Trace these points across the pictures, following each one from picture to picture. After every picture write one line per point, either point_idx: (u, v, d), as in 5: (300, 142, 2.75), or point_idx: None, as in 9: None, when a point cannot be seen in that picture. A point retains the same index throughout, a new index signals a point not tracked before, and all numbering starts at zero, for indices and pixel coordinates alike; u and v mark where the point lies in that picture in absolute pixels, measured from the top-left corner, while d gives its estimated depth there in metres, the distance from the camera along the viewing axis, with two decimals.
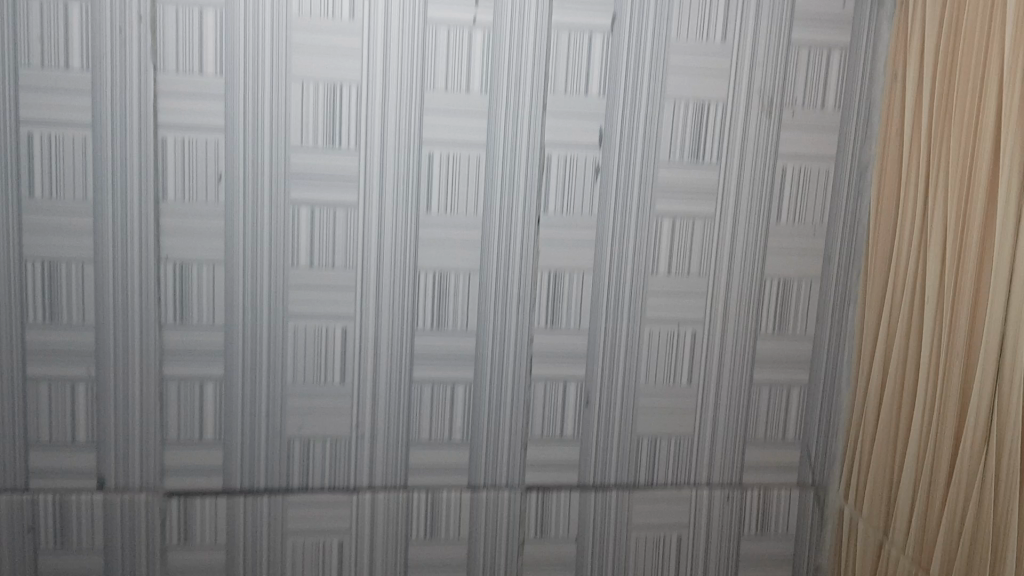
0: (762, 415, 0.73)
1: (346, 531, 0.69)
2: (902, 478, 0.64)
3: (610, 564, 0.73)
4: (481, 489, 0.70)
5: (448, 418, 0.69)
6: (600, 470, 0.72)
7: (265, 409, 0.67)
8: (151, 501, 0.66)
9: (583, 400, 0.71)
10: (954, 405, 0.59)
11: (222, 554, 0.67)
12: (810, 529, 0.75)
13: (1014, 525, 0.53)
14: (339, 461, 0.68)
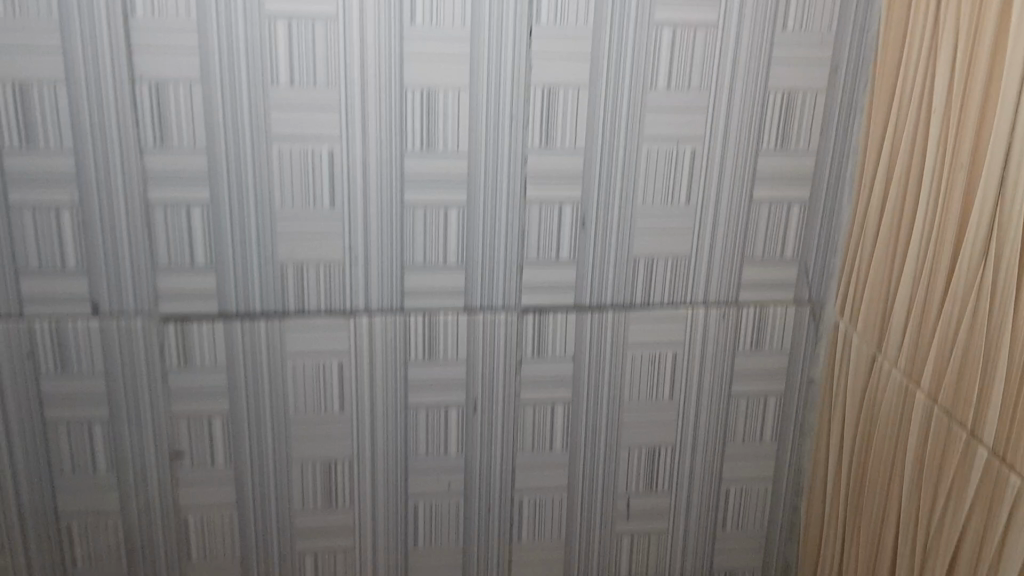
0: (763, 233, 0.71)
1: (344, 354, 0.69)
2: (898, 295, 0.64)
3: (607, 383, 0.73)
4: (478, 312, 0.70)
5: (442, 241, 0.68)
6: (597, 290, 0.71)
7: (256, 234, 0.66)
8: (148, 326, 0.66)
9: (579, 221, 0.69)
10: (953, 221, 0.58)
11: (223, 376, 0.68)
12: (808, 345, 0.74)
13: (1006, 337, 0.54)
14: (334, 285, 0.67)
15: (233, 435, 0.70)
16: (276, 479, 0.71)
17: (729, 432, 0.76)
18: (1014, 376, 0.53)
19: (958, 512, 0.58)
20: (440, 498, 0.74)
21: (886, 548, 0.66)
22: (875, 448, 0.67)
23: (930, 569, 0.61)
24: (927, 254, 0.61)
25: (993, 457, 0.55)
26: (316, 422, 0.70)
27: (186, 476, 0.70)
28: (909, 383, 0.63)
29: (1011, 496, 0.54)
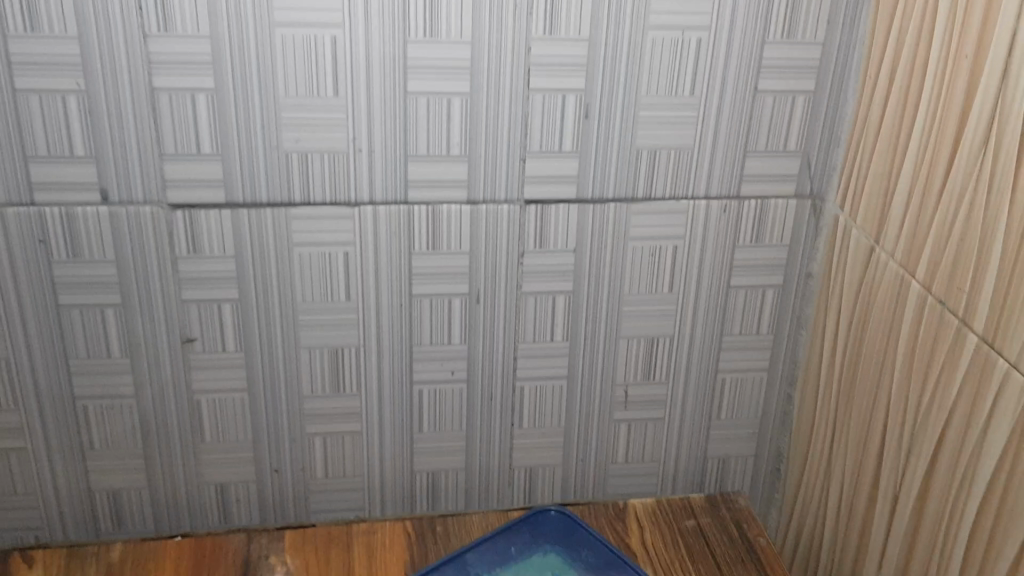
0: (765, 126, 0.71)
1: (349, 244, 0.70)
2: (897, 187, 0.64)
3: (607, 275, 0.74)
4: (482, 204, 0.70)
5: (445, 131, 0.68)
6: (599, 183, 0.71)
7: (260, 123, 0.66)
8: (156, 213, 0.68)
9: (582, 112, 0.69)
10: (955, 112, 0.58)
11: (232, 263, 0.70)
12: (807, 239, 0.75)
13: (1001, 225, 0.54)
14: (338, 175, 0.68)
15: (242, 321, 0.72)
16: (284, 365, 0.73)
17: (727, 324, 0.77)
18: (1006, 263, 0.54)
19: (946, 396, 0.60)
20: (444, 386, 0.76)
21: (875, 433, 0.68)
22: (868, 339, 0.69)
23: (917, 451, 0.63)
24: (928, 146, 0.61)
25: (982, 342, 0.57)
26: (323, 310, 0.72)
27: (197, 361, 0.72)
28: (905, 273, 0.64)
29: (997, 378, 0.55)
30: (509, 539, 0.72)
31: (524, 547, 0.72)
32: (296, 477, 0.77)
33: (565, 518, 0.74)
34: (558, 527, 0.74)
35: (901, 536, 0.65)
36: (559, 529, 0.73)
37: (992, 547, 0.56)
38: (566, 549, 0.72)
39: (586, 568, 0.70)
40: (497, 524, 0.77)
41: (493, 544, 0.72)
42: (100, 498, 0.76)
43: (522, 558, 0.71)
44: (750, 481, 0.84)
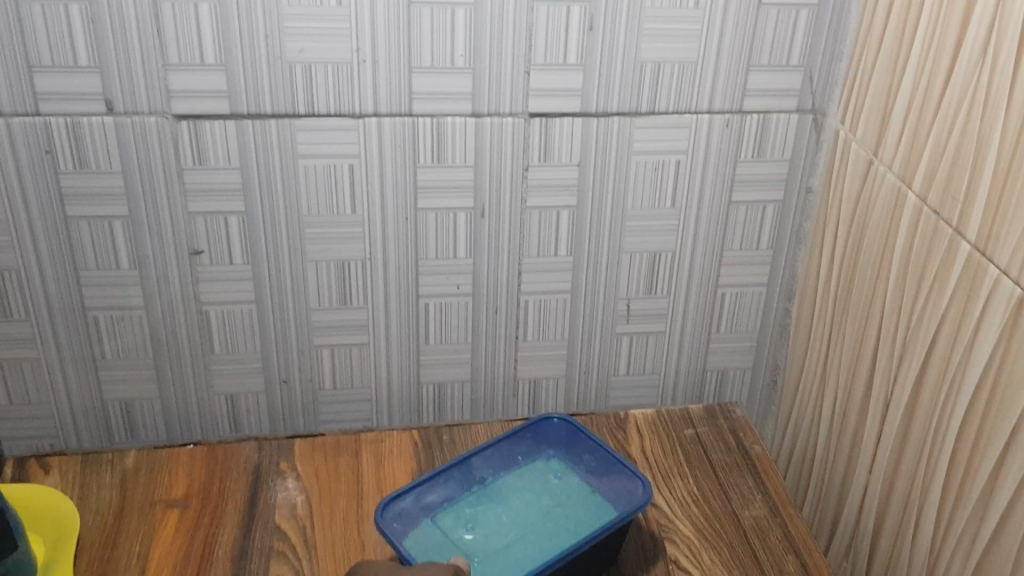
0: (771, 38, 0.71)
1: (354, 156, 0.71)
2: (898, 99, 0.65)
3: (611, 190, 0.75)
4: (486, 116, 0.71)
5: (449, 42, 0.67)
6: (603, 97, 0.71)
7: (263, 33, 0.66)
8: (162, 124, 0.68)
9: (587, 24, 0.68)
10: (956, 22, 0.58)
11: (237, 175, 0.70)
12: (808, 154, 0.76)
13: (996, 134, 0.55)
14: (342, 86, 0.68)
15: (249, 234, 0.73)
16: (291, 278, 0.75)
17: (727, 239, 0.78)
18: (1000, 171, 0.55)
19: (937, 306, 0.62)
20: (449, 299, 0.77)
21: (869, 344, 0.70)
22: (865, 252, 0.70)
23: (908, 361, 0.65)
24: (929, 56, 0.61)
25: (974, 251, 0.58)
26: (328, 223, 0.73)
27: (205, 273, 0.74)
28: (902, 186, 0.65)
29: (988, 286, 0.57)
30: (514, 445, 0.74)
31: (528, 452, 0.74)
32: (305, 387, 0.80)
33: (568, 424, 0.76)
34: (560, 433, 0.76)
35: (891, 443, 0.67)
36: (561, 434, 0.75)
37: (977, 449, 0.58)
38: (568, 455, 0.74)
39: (588, 472, 0.72)
40: (501, 432, 0.79)
41: (498, 449, 0.74)
42: (112, 407, 0.78)
43: (527, 463, 0.73)
44: (747, 393, 0.87)
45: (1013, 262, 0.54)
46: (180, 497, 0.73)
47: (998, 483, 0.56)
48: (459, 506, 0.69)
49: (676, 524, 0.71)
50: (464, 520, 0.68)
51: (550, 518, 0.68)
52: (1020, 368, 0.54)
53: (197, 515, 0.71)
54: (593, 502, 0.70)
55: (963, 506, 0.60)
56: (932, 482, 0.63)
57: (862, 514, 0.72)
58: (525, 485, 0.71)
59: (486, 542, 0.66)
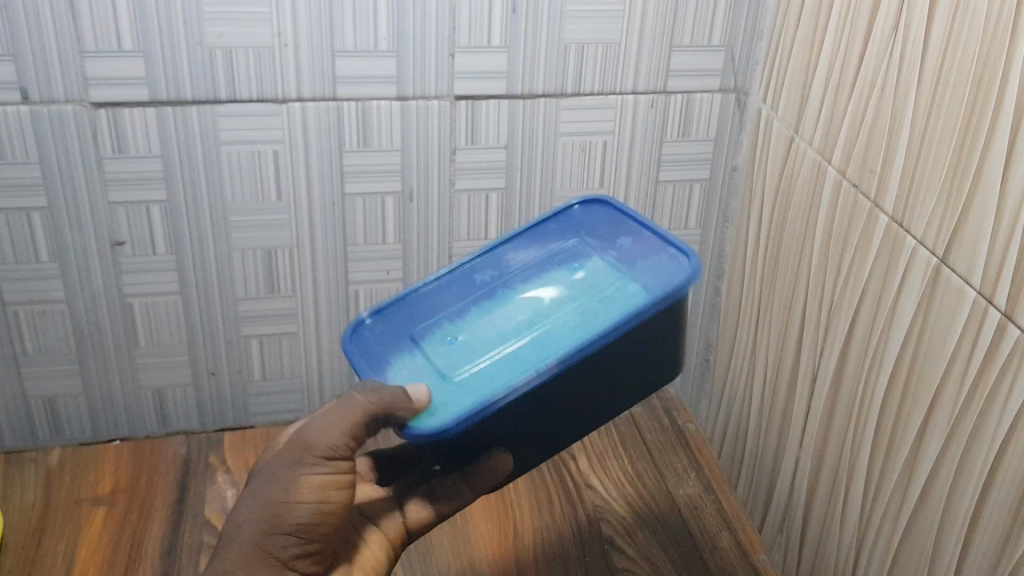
0: (692, 20, 0.72)
1: (278, 142, 0.70)
2: (816, 73, 0.66)
3: (539, 172, 0.76)
4: (411, 100, 0.70)
5: (371, 23, 0.67)
6: (529, 79, 0.71)
7: (182, 18, 0.64)
8: (79, 112, 0.66)
9: (510, 7, 0.68)
10: None
11: (159, 163, 0.69)
12: (731, 132, 0.77)
13: (909, 104, 0.56)
14: (265, 71, 0.67)
15: (171, 222, 0.72)
16: (217, 267, 0.74)
17: (656, 220, 0.80)
18: (913, 141, 0.55)
19: (859, 276, 0.62)
20: (379, 285, 0.77)
21: (796, 316, 0.71)
22: (789, 226, 0.71)
23: (832, 334, 0.66)
24: (845, 31, 0.62)
25: (892, 223, 0.58)
26: (254, 211, 0.72)
27: (127, 263, 0.73)
28: (822, 160, 0.66)
29: (907, 254, 0.57)
30: (537, 227, 0.66)
31: (557, 228, 0.66)
32: (233, 380, 0.80)
33: (604, 209, 0.66)
34: (594, 216, 0.66)
35: (820, 416, 0.68)
36: (598, 225, 0.65)
37: (899, 420, 0.59)
38: (613, 237, 0.63)
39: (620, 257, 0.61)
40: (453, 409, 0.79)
41: (520, 242, 0.66)
42: (36, 405, 0.77)
43: (543, 237, 0.65)
44: (681, 371, 0.89)
45: (929, 231, 0.55)
46: (107, 494, 0.71)
47: (922, 449, 0.57)
48: (449, 303, 0.62)
49: (612, 503, 0.72)
50: (451, 318, 0.60)
51: (567, 291, 0.59)
52: (937, 337, 0.54)
53: (126, 512, 0.70)
54: (642, 285, 0.58)
55: (889, 475, 0.60)
56: (859, 451, 0.64)
57: (794, 488, 0.73)
58: (539, 264, 0.63)
59: (470, 345, 0.57)
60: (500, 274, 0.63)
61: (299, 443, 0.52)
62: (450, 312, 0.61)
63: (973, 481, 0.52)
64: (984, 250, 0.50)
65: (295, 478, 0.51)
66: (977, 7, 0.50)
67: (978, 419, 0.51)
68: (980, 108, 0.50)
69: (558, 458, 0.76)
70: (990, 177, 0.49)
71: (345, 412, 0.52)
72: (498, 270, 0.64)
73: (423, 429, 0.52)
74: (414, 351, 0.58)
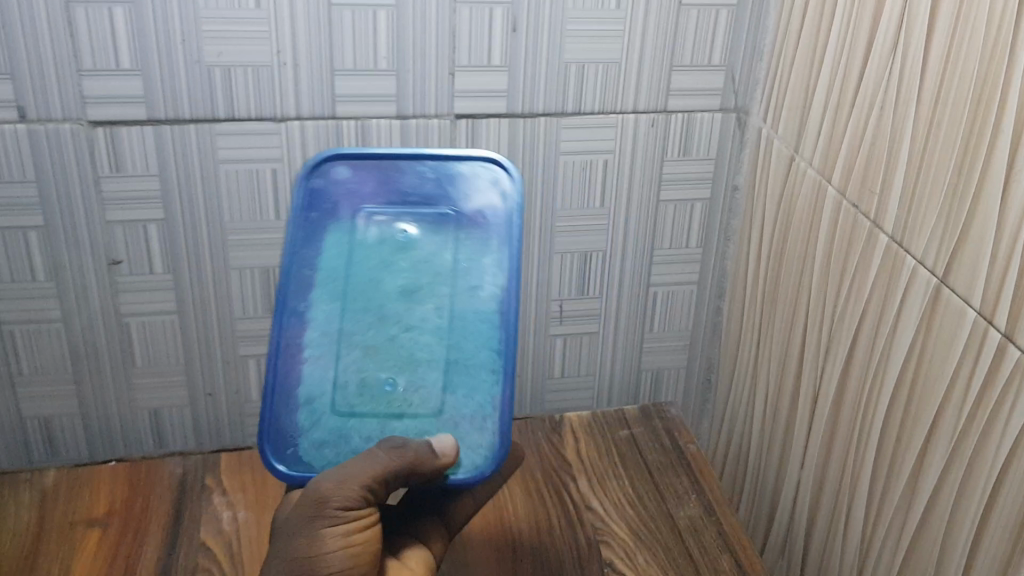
0: (691, 39, 0.72)
1: (277, 160, 0.70)
2: (816, 93, 0.66)
3: (539, 191, 0.75)
4: (411, 118, 0.70)
5: (371, 42, 0.67)
6: (529, 98, 0.71)
7: (180, 36, 0.64)
8: (76, 130, 0.66)
9: (510, 26, 0.68)
10: (869, 15, 0.59)
11: (156, 182, 0.69)
12: (732, 151, 0.77)
13: (909, 123, 0.55)
14: (264, 90, 0.67)
15: (169, 241, 0.71)
16: (214, 286, 0.74)
17: (657, 239, 0.80)
18: (913, 160, 0.55)
19: (860, 295, 0.62)
20: None
21: (796, 336, 0.70)
22: (789, 246, 0.70)
23: (833, 355, 0.65)
24: (845, 50, 0.62)
25: (892, 243, 0.58)
26: (252, 230, 0.72)
27: (124, 282, 0.72)
28: (823, 180, 0.65)
29: (907, 274, 0.56)
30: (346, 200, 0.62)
31: (336, 204, 0.62)
32: (230, 400, 0.79)
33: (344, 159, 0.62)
34: (351, 173, 0.62)
35: (821, 437, 0.68)
36: (364, 184, 0.62)
37: (900, 441, 0.58)
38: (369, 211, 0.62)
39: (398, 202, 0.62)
40: None
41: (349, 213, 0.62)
42: (32, 425, 0.76)
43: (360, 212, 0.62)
44: (682, 391, 0.88)
45: (929, 251, 0.54)
46: (102, 515, 0.70)
47: (923, 471, 0.56)
48: (325, 314, 0.60)
49: (611, 526, 0.71)
50: (340, 338, 0.60)
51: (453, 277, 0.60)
52: (938, 358, 0.54)
53: (120, 534, 0.69)
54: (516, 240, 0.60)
55: (890, 497, 0.59)
56: (861, 472, 0.63)
57: (795, 510, 0.72)
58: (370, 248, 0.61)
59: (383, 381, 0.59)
60: (326, 267, 0.61)
61: (313, 496, 0.53)
62: (337, 327, 0.60)
63: (975, 502, 0.51)
64: (984, 268, 0.50)
65: (316, 532, 0.53)
66: (976, 26, 0.49)
67: (979, 440, 0.51)
68: (979, 126, 0.49)
69: (557, 479, 0.75)
70: (989, 195, 0.49)
71: (361, 466, 0.54)
72: (317, 268, 0.61)
73: (460, 478, 0.57)
74: (333, 397, 0.59)
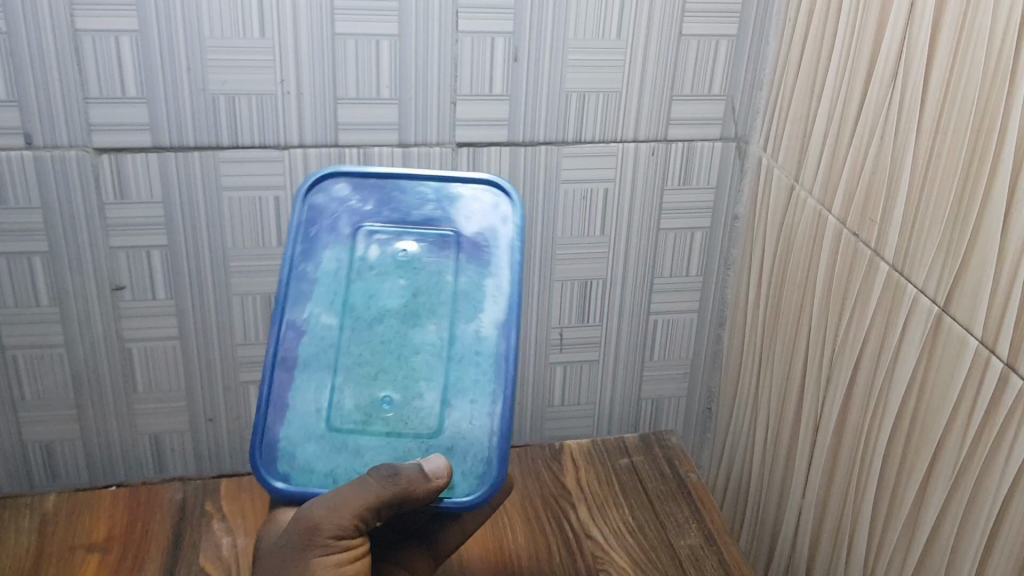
0: (692, 69, 0.72)
1: (280, 188, 0.70)
2: (815, 123, 0.66)
3: (540, 218, 0.76)
4: (413, 146, 0.71)
5: (374, 72, 0.67)
6: (530, 126, 0.72)
7: (186, 64, 0.65)
8: (82, 157, 0.67)
9: (512, 55, 0.69)
10: (868, 47, 0.60)
11: (160, 208, 0.69)
12: (732, 180, 0.77)
13: (909, 153, 0.56)
14: (267, 117, 0.68)
15: (172, 267, 0.72)
16: (216, 312, 0.74)
17: (657, 267, 0.80)
18: (913, 190, 0.55)
19: (861, 325, 0.62)
20: None
21: (797, 365, 0.70)
22: (790, 275, 0.71)
23: (834, 384, 0.65)
24: (844, 81, 0.62)
25: (893, 272, 0.58)
26: (255, 257, 0.72)
27: (127, 308, 0.73)
28: (823, 210, 0.66)
29: (908, 304, 0.56)
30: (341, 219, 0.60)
31: (336, 218, 0.60)
32: (231, 426, 0.79)
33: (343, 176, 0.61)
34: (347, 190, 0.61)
35: (822, 467, 0.67)
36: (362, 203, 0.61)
37: (902, 471, 0.58)
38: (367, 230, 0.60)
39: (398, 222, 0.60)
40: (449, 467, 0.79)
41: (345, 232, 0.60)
42: (33, 449, 0.77)
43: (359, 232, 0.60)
44: (682, 419, 0.88)
45: (930, 280, 0.54)
46: (101, 540, 0.70)
47: (925, 502, 0.56)
48: (323, 329, 0.58)
49: (613, 554, 0.70)
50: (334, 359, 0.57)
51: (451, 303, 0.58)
52: (940, 388, 0.54)
53: (119, 559, 0.69)
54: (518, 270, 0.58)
55: (893, 528, 0.59)
56: (862, 503, 0.62)
57: (797, 539, 0.72)
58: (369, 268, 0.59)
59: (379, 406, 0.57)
60: (324, 284, 0.59)
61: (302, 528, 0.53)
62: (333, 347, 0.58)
63: (978, 533, 0.51)
64: (985, 298, 0.50)
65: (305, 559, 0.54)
66: (975, 57, 0.50)
67: (982, 471, 0.51)
68: (979, 156, 0.50)
69: (558, 507, 0.75)
70: (990, 225, 0.49)
71: (356, 496, 0.53)
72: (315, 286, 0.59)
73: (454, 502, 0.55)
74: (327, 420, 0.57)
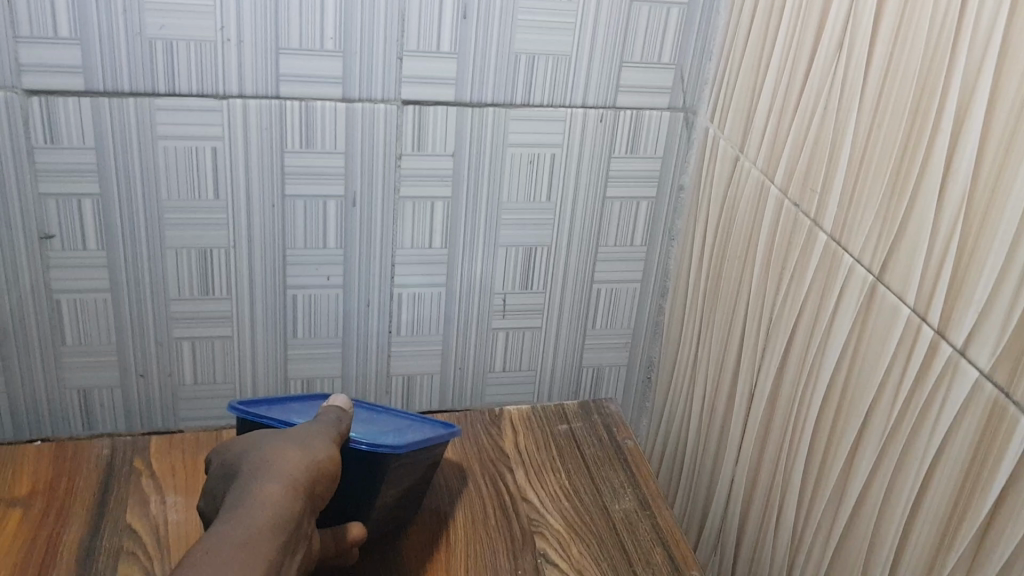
0: (642, 34, 0.71)
1: (217, 139, 0.68)
2: (761, 94, 0.66)
3: (486, 181, 0.75)
4: (357, 102, 0.69)
5: (319, 22, 0.66)
6: (478, 86, 0.71)
7: (121, 7, 0.63)
8: (10, 99, 0.64)
9: (461, 12, 0.67)
10: (814, 18, 0.60)
11: (92, 156, 0.67)
12: (679, 150, 0.77)
13: (851, 124, 0.56)
14: (206, 64, 0.66)
15: (103, 218, 0.70)
16: (149, 266, 0.72)
17: (602, 236, 0.80)
18: (854, 160, 0.55)
19: (797, 295, 0.62)
20: (319, 291, 0.76)
21: (735, 335, 0.71)
22: (731, 245, 0.71)
23: (770, 354, 0.65)
24: (790, 56, 0.62)
25: (831, 241, 0.58)
26: (191, 209, 0.71)
27: (56, 258, 0.70)
28: (765, 179, 0.66)
29: (843, 273, 0.57)
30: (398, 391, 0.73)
31: None
32: (163, 382, 0.78)
33: None
34: None
35: (756, 433, 0.68)
36: None
37: (832, 438, 0.58)
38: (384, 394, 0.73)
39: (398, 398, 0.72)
40: None
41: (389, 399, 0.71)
42: None
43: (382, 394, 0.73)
44: (622, 388, 0.89)
45: (866, 249, 0.54)
46: (24, 495, 0.68)
47: (853, 468, 0.56)
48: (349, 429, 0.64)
49: (547, 517, 0.70)
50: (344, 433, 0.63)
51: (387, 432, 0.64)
52: (872, 358, 0.54)
53: (42, 514, 0.67)
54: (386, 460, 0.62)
55: (821, 494, 0.60)
56: (793, 469, 0.63)
57: (729, 506, 0.72)
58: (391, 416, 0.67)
59: None
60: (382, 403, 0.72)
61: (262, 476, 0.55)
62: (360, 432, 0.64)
63: (902, 502, 0.51)
64: (919, 268, 0.50)
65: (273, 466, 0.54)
66: (918, 31, 0.50)
67: (906, 441, 0.51)
68: (917, 131, 0.50)
69: (494, 471, 0.75)
70: (925, 199, 0.49)
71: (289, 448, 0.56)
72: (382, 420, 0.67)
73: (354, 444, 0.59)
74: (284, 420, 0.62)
